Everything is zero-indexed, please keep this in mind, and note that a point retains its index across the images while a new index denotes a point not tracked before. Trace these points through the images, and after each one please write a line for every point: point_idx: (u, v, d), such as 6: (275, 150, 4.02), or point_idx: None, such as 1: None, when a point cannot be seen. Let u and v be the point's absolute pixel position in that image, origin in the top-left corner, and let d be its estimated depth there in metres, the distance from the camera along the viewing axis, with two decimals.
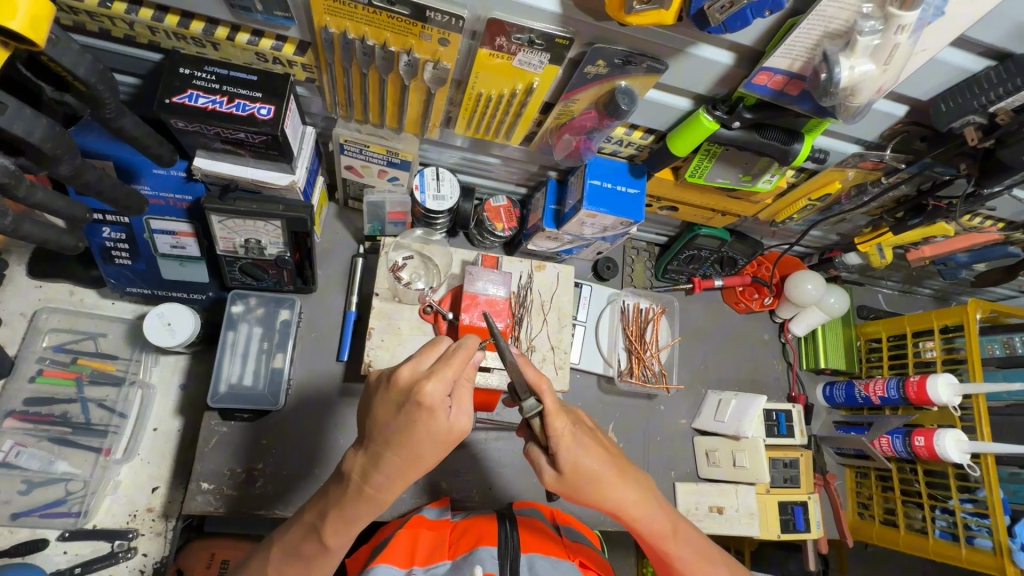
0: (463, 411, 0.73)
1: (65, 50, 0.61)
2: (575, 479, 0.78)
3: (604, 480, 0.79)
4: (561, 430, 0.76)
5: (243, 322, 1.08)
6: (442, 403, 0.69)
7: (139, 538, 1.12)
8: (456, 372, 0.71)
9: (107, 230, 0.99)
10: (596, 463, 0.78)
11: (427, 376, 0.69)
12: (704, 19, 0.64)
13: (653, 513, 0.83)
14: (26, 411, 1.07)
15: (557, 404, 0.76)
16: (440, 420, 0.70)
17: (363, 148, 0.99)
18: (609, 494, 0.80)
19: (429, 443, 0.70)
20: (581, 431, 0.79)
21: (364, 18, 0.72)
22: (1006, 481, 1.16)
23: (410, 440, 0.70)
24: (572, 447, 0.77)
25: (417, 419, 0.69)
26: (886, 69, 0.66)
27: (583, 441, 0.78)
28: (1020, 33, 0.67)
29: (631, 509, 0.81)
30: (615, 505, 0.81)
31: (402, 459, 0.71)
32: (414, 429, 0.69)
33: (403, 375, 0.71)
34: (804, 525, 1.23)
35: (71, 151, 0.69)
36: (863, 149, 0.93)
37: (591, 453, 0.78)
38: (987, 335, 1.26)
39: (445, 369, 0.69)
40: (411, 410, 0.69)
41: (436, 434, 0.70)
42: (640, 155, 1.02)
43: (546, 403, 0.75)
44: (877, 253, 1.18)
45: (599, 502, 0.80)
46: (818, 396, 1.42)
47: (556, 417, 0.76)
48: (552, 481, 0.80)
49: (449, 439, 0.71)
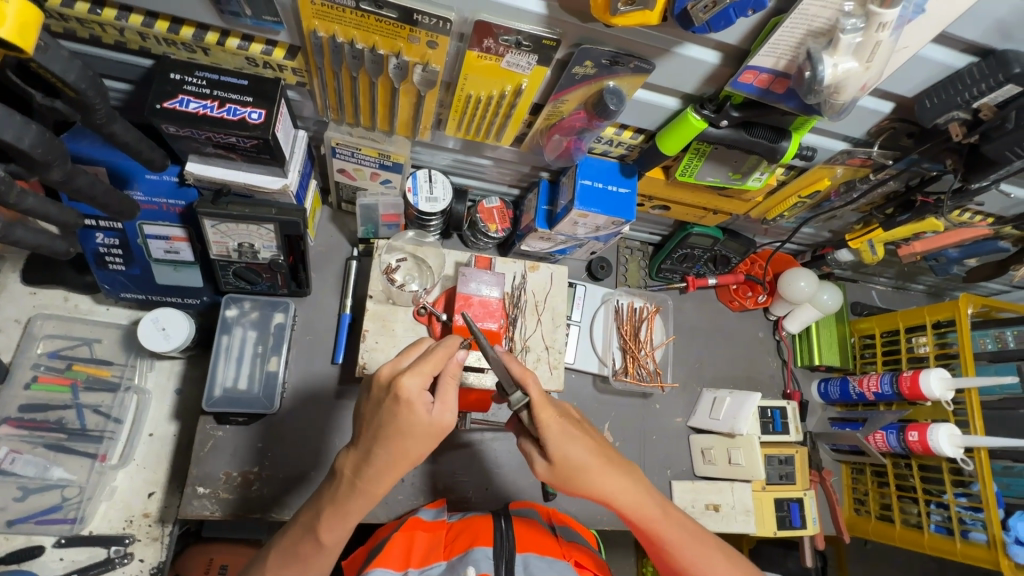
0: (447, 407, 0.74)
1: (54, 56, 0.62)
2: (566, 469, 0.79)
3: (595, 469, 0.80)
4: (548, 421, 0.77)
5: (237, 326, 1.09)
6: (420, 396, 0.71)
7: (136, 544, 1.12)
8: (435, 367, 0.72)
9: (100, 236, 1.00)
10: (585, 452, 0.79)
11: (406, 370, 0.71)
12: (687, 19, 0.65)
13: (643, 502, 0.84)
14: (21, 417, 1.07)
15: (542, 394, 0.78)
16: (421, 413, 0.71)
17: (355, 152, 0.99)
18: (600, 484, 0.81)
19: (412, 437, 0.71)
20: (568, 421, 0.80)
21: (352, 21, 0.73)
22: (999, 474, 1.16)
23: (391, 434, 0.71)
24: (560, 437, 0.78)
25: (398, 413, 0.70)
26: (868, 66, 0.67)
27: (569, 430, 0.78)
28: (1000, 30, 0.68)
29: (621, 497, 0.83)
30: (606, 496, 0.82)
31: (390, 454, 0.72)
32: (397, 422, 0.71)
33: (385, 372, 0.74)
34: (800, 522, 1.23)
35: (62, 158, 0.69)
36: (851, 145, 0.94)
37: (580, 443, 0.79)
38: (979, 330, 1.28)
39: (422, 364, 0.71)
40: (391, 404, 0.71)
41: (418, 428, 0.71)
42: (630, 154, 1.03)
43: (530, 393, 0.77)
44: (868, 250, 1.18)
45: (590, 491, 0.82)
46: (813, 392, 1.42)
47: (541, 409, 0.77)
48: (544, 472, 0.82)
49: (431, 433, 0.73)
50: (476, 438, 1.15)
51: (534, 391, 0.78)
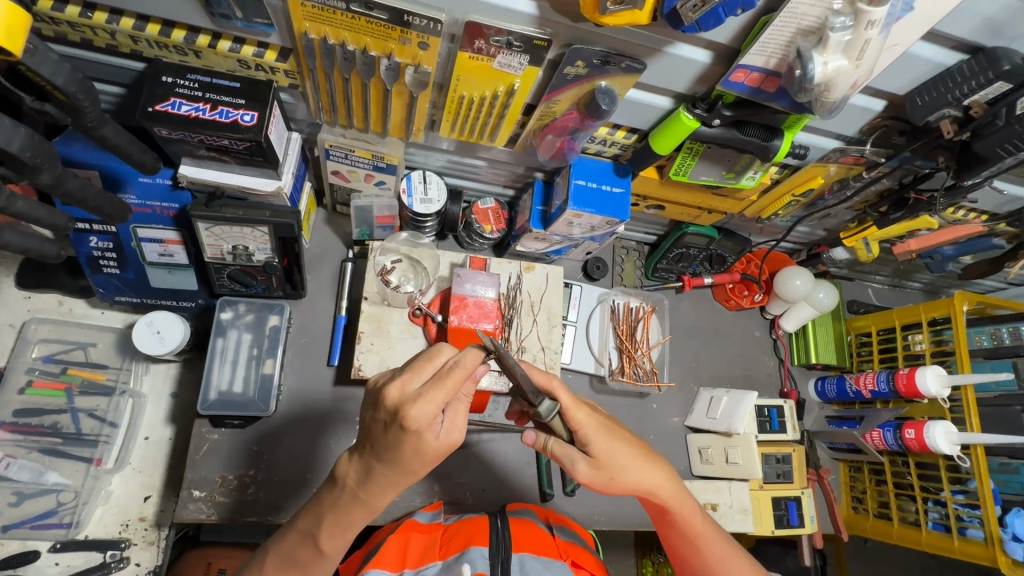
0: (455, 425, 0.72)
1: (43, 59, 0.62)
2: (612, 463, 0.77)
3: (639, 460, 0.79)
4: (584, 419, 0.76)
5: (232, 328, 1.08)
6: (429, 425, 0.67)
7: (132, 548, 1.11)
8: (448, 394, 0.68)
9: (94, 239, 1.00)
10: (626, 444, 0.79)
11: (415, 399, 0.67)
12: (678, 18, 0.65)
13: (684, 493, 0.84)
14: (16, 421, 1.07)
15: (573, 395, 0.77)
16: (429, 440, 0.68)
17: (349, 153, 0.99)
18: (645, 476, 0.80)
19: (420, 459, 0.70)
20: (602, 419, 0.79)
21: (344, 23, 0.73)
22: (997, 471, 1.16)
23: (399, 458, 0.70)
24: (600, 434, 0.77)
25: (405, 440, 0.68)
26: (858, 64, 0.67)
27: (607, 425, 0.78)
28: (990, 27, 0.68)
29: (666, 488, 0.82)
30: (652, 488, 0.81)
31: (394, 472, 0.71)
32: (404, 446, 0.68)
33: (392, 395, 0.69)
34: (798, 520, 1.23)
35: (52, 161, 0.69)
36: (844, 144, 0.94)
37: (620, 437, 0.78)
38: (975, 327, 1.28)
39: (434, 393, 0.67)
40: (399, 432, 0.68)
41: (427, 452, 0.69)
42: (624, 154, 1.03)
43: (563, 397, 0.75)
44: (864, 248, 1.20)
45: (636, 485, 0.80)
46: (810, 391, 1.42)
47: (574, 410, 0.75)
48: (587, 475, 0.77)
49: (438, 454, 0.71)
50: (473, 439, 1.15)
51: (566, 394, 0.76)
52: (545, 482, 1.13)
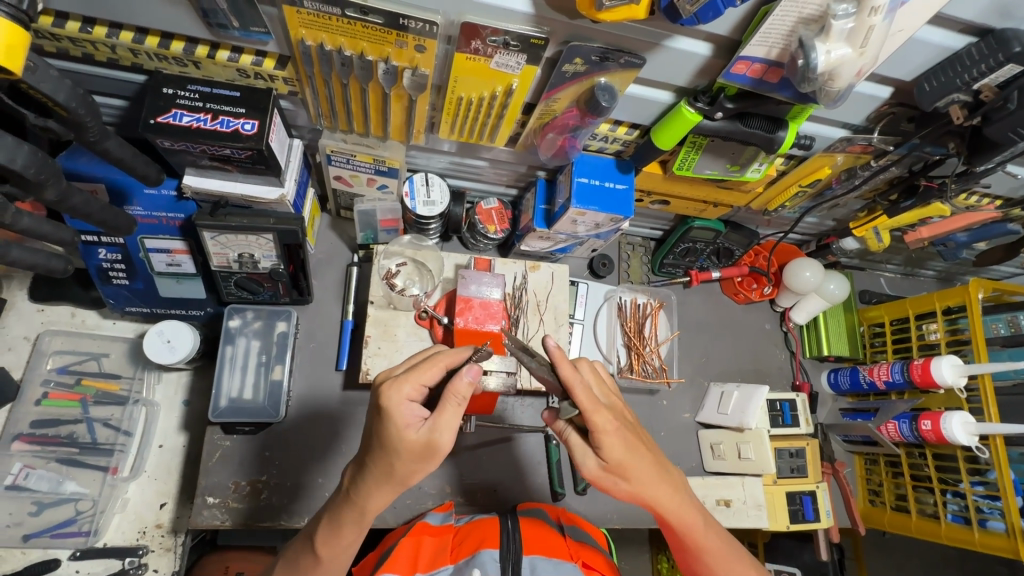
0: (441, 425, 0.70)
1: (43, 76, 0.62)
2: (617, 473, 0.76)
3: (649, 476, 0.77)
4: (603, 426, 0.72)
5: (241, 336, 1.09)
6: (400, 407, 0.69)
7: (149, 555, 1.12)
8: (418, 376, 0.71)
9: (102, 251, 1.01)
10: (642, 459, 0.76)
11: (391, 381, 0.71)
12: (676, 11, 0.64)
13: (685, 509, 0.81)
14: (33, 432, 1.10)
15: (594, 399, 0.72)
16: (402, 428, 0.69)
17: (351, 158, 0.99)
18: (649, 489, 0.78)
19: (397, 453, 0.69)
20: (625, 427, 0.76)
21: (341, 29, 0.73)
22: (1017, 461, 1.14)
23: (381, 448, 0.70)
24: (616, 443, 0.74)
25: (380, 425, 0.70)
26: (862, 52, 0.66)
27: (627, 435, 0.75)
28: (998, 9, 0.67)
29: (667, 504, 0.80)
30: (653, 501, 0.80)
31: (377, 469, 0.71)
32: (381, 435, 0.70)
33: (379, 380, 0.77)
34: (814, 515, 1.21)
35: (55, 177, 0.69)
36: (851, 133, 0.92)
37: (636, 450, 0.75)
38: (990, 315, 1.26)
39: (407, 376, 0.71)
40: (376, 415, 0.71)
41: (401, 443, 0.69)
42: (626, 150, 1.02)
43: (582, 402, 0.71)
44: (873, 237, 1.16)
45: (637, 495, 0.79)
46: (823, 383, 1.40)
47: (594, 414, 0.72)
48: (591, 471, 0.79)
49: (416, 449, 0.69)
50: (482, 441, 1.14)
51: (585, 397, 0.71)
52: (557, 482, 1.12)
